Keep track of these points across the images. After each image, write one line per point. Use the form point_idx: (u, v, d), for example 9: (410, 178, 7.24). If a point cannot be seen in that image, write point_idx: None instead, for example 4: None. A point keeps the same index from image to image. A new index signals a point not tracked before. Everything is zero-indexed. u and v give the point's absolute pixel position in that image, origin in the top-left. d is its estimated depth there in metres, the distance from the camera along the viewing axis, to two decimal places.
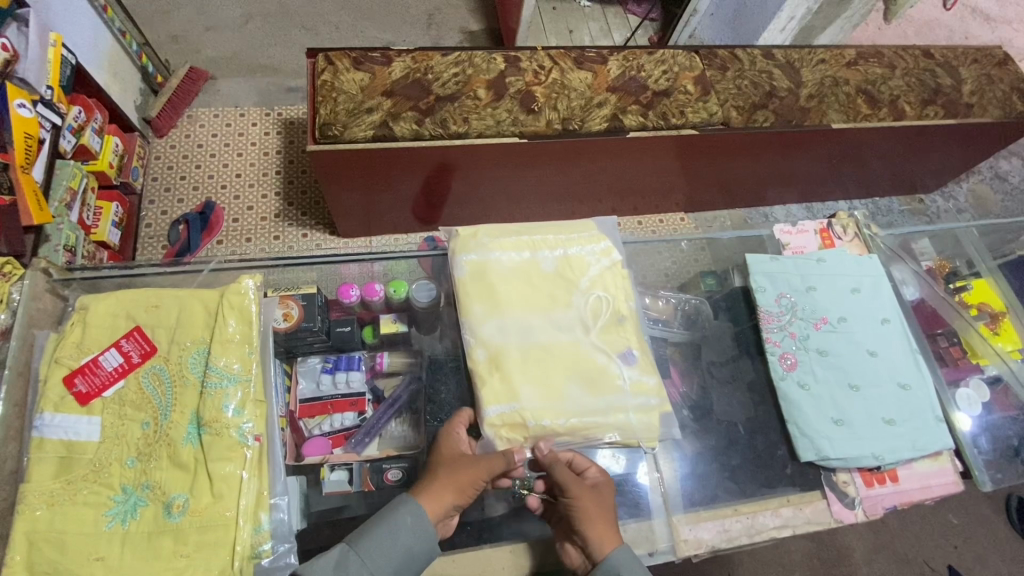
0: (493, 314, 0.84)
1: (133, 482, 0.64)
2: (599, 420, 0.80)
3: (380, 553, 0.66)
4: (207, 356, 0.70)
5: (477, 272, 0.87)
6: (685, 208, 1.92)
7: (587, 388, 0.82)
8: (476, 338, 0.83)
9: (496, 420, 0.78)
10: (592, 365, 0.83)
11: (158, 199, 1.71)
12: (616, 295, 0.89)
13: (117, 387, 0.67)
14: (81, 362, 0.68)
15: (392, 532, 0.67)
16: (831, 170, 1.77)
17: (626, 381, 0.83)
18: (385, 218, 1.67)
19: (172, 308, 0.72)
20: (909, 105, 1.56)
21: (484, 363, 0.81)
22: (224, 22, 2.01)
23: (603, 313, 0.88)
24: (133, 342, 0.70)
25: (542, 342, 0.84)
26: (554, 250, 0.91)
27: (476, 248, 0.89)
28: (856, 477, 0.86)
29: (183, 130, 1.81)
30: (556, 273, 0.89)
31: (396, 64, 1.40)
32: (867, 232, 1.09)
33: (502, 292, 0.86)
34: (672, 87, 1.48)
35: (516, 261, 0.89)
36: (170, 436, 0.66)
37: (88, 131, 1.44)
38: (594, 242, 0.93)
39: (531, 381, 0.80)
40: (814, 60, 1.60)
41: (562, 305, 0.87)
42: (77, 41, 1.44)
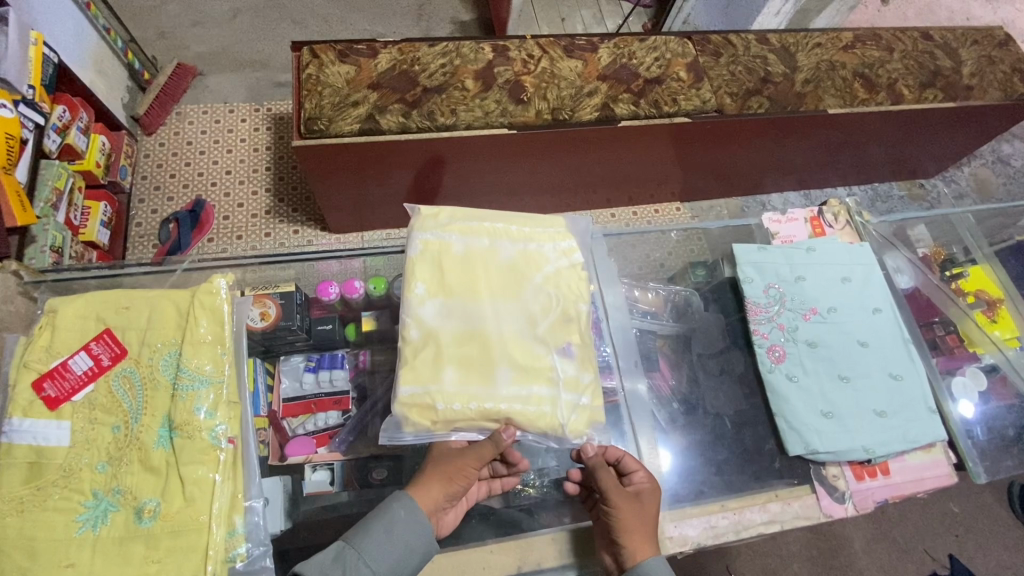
0: (437, 295, 0.79)
1: (104, 487, 0.63)
2: (522, 411, 0.74)
3: (379, 548, 0.67)
4: (178, 358, 0.68)
5: (431, 250, 0.82)
6: (680, 198, 1.90)
7: (515, 378, 0.76)
8: (410, 317, 0.77)
9: (408, 400, 0.73)
10: (526, 356, 0.78)
11: (147, 198, 1.69)
12: (569, 295, 0.84)
13: (87, 391, 0.67)
14: (50, 366, 0.67)
15: (387, 527, 0.68)
16: (829, 156, 1.73)
17: (559, 375, 0.78)
18: (377, 214, 1.65)
19: (142, 310, 0.71)
20: (908, 88, 1.53)
21: (413, 342, 0.76)
22: (211, 17, 1.98)
23: (552, 310, 0.82)
24: (103, 345, 0.69)
25: (478, 328, 0.78)
26: (515, 242, 0.86)
27: (433, 228, 0.84)
28: (846, 471, 0.85)
29: (172, 127, 1.79)
30: (512, 265, 0.84)
31: (382, 56, 1.38)
32: (858, 220, 1.07)
33: (449, 276, 0.80)
34: (665, 74, 1.46)
35: (471, 246, 0.84)
36: (141, 440, 0.65)
37: (73, 130, 1.42)
38: (560, 240, 0.88)
39: (455, 364, 0.75)
40: (810, 44, 1.56)
41: (510, 296, 0.81)
42: (60, 40, 1.42)
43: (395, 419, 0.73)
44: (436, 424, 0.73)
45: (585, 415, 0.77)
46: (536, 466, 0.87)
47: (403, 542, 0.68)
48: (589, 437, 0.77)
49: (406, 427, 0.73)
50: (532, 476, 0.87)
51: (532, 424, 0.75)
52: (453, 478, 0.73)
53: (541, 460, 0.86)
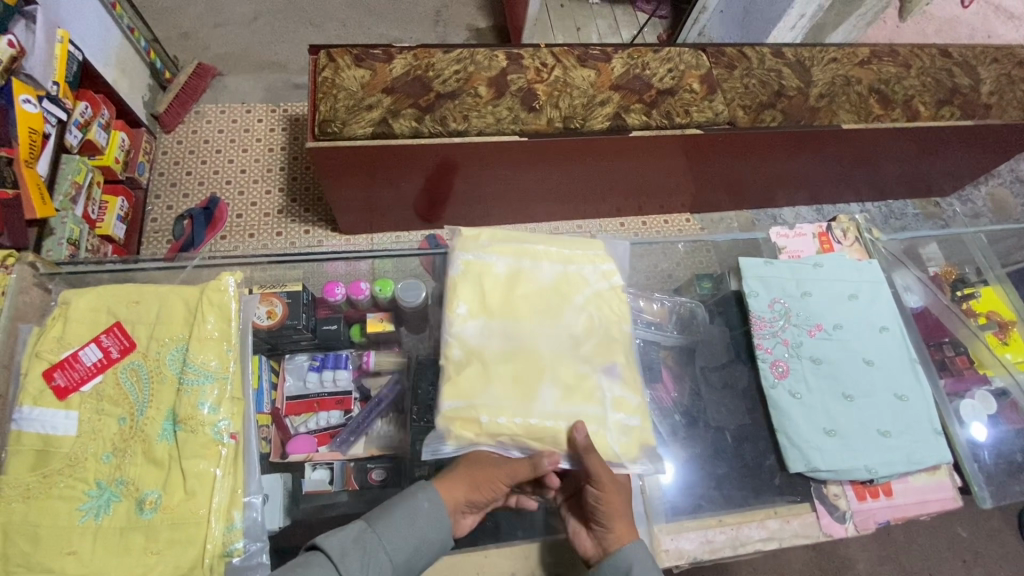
0: (479, 313, 0.79)
1: (108, 477, 0.64)
2: (569, 429, 0.74)
3: (399, 535, 0.67)
4: (185, 353, 0.70)
5: (472, 270, 0.83)
6: (690, 209, 1.89)
7: (561, 397, 0.75)
8: (454, 334, 0.78)
9: (452, 415, 0.72)
10: (571, 375, 0.77)
11: (163, 194, 1.73)
12: (611, 318, 0.84)
13: (96, 381, 0.68)
14: (60, 356, 0.68)
15: (409, 516, 0.68)
16: (842, 171, 1.72)
17: (605, 395, 0.77)
18: (387, 216, 1.67)
19: (152, 304, 0.72)
20: (924, 105, 1.52)
21: (457, 359, 0.76)
22: (232, 19, 2.02)
23: (595, 331, 0.82)
24: (112, 337, 0.70)
25: (522, 347, 0.78)
26: (556, 264, 0.86)
27: (474, 249, 0.84)
28: (847, 490, 0.84)
29: (190, 126, 1.83)
30: (553, 285, 0.84)
31: (397, 61, 1.40)
32: (867, 237, 1.06)
33: (491, 296, 0.81)
34: (678, 86, 1.46)
35: (512, 267, 0.84)
36: (145, 432, 0.66)
37: (94, 126, 1.46)
38: (599, 263, 0.88)
39: (500, 381, 0.75)
40: (825, 59, 1.56)
41: (553, 317, 0.81)
42: (85, 38, 1.46)
43: (436, 434, 0.72)
44: (479, 440, 0.72)
45: (635, 437, 0.75)
46: None
47: (422, 532, 0.68)
48: (639, 458, 0.75)
49: (448, 442, 0.72)
50: None
51: (580, 443, 0.73)
52: (481, 486, 0.72)
53: None
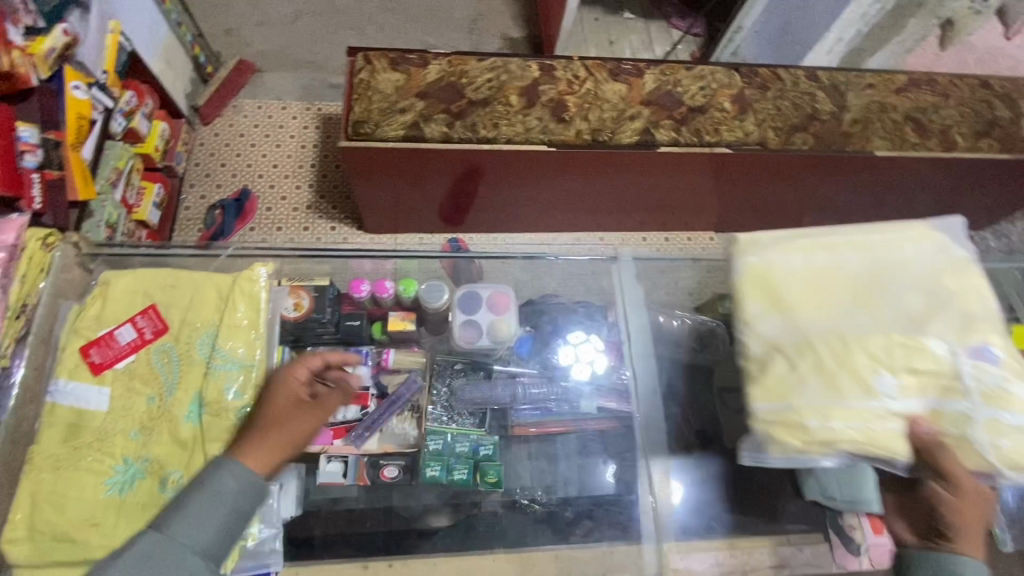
0: (777, 312, 0.72)
1: (134, 454, 0.68)
2: (950, 430, 0.66)
3: (194, 518, 0.63)
4: (214, 339, 0.75)
5: (751, 263, 0.75)
6: (715, 228, 1.88)
7: (908, 395, 0.67)
8: (752, 334, 0.71)
9: (771, 420, 0.67)
10: (930, 368, 0.68)
11: (197, 184, 1.78)
12: (973, 299, 0.72)
13: (129, 360, 0.72)
14: (98, 333, 0.73)
15: (214, 497, 0.64)
16: (872, 199, 1.70)
17: (972, 386, 0.67)
18: (412, 218, 1.69)
19: (185, 289, 0.77)
20: (961, 136, 1.49)
21: (757, 360, 0.70)
22: (274, 18, 2.08)
23: (943, 317, 0.71)
24: (147, 319, 0.74)
25: (889, 347, 0.69)
26: (863, 250, 0.77)
27: (756, 247, 0.76)
28: (863, 522, 0.81)
29: (227, 119, 1.88)
30: (867, 273, 0.75)
31: (432, 66, 1.43)
32: None
33: (804, 289, 0.73)
34: (709, 104, 1.46)
35: (818, 262, 0.76)
36: (173, 413, 0.71)
37: (138, 115, 1.51)
38: (924, 240, 0.77)
39: (810, 379, 0.67)
40: (861, 84, 1.54)
41: (897, 304, 0.72)
42: (135, 31, 1.52)
43: (758, 439, 0.69)
44: (807, 446, 0.66)
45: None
46: (544, 482, 0.90)
47: (222, 522, 0.64)
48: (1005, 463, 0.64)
49: (772, 447, 0.67)
50: (540, 491, 0.90)
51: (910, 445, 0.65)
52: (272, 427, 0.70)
53: (550, 478, 0.91)
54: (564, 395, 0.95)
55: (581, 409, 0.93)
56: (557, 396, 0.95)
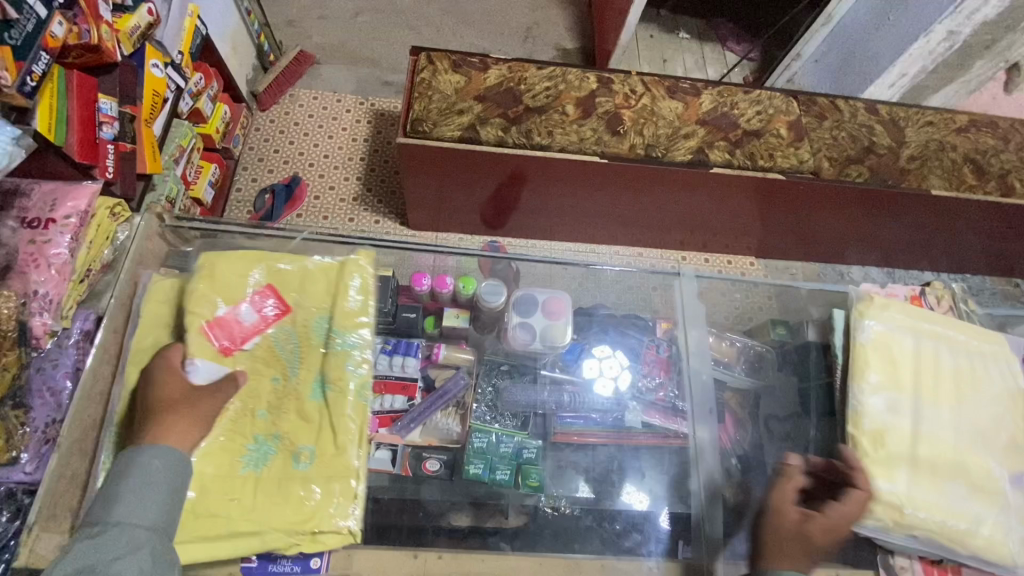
0: (885, 387, 0.84)
1: (265, 432, 0.71)
2: (994, 535, 0.78)
3: (131, 503, 0.60)
4: (331, 321, 0.78)
5: (879, 339, 0.87)
6: (756, 253, 1.86)
7: (969, 493, 0.80)
8: (862, 406, 0.83)
9: (874, 493, 0.78)
10: (982, 475, 0.81)
11: (250, 167, 1.83)
12: (1019, 421, 0.86)
13: (253, 340, 0.76)
14: (216, 315, 0.75)
15: (141, 479, 0.62)
16: (923, 238, 1.67)
17: (1010, 502, 0.80)
18: (455, 217, 1.71)
19: (297, 270, 0.81)
20: (1021, 181, 1.46)
21: (866, 432, 0.81)
22: (336, 14, 2.14)
23: (1003, 433, 0.84)
24: (267, 300, 0.78)
25: (951, 445, 0.82)
26: (960, 353, 0.89)
27: (884, 319, 0.89)
28: (915, 563, 0.79)
29: (284, 107, 1.93)
30: (956, 373, 0.87)
31: (492, 71, 1.45)
32: (961, 307, 1.03)
33: (901, 371, 0.86)
34: (765, 129, 1.45)
35: (921, 347, 0.88)
36: (299, 392, 0.74)
37: (204, 96, 1.56)
38: (1004, 360, 0.90)
39: (904, 467, 0.80)
40: (922, 121, 1.52)
41: (964, 407, 0.85)
42: (210, 16, 1.57)
43: (856, 506, 0.78)
44: (896, 523, 0.77)
45: None
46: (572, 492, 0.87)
47: (157, 495, 0.62)
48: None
49: (869, 518, 0.77)
50: (565, 501, 0.85)
51: (969, 539, 0.77)
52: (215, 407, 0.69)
53: (574, 484, 0.88)
54: (603, 408, 0.95)
55: (626, 424, 0.93)
56: (597, 409, 0.95)
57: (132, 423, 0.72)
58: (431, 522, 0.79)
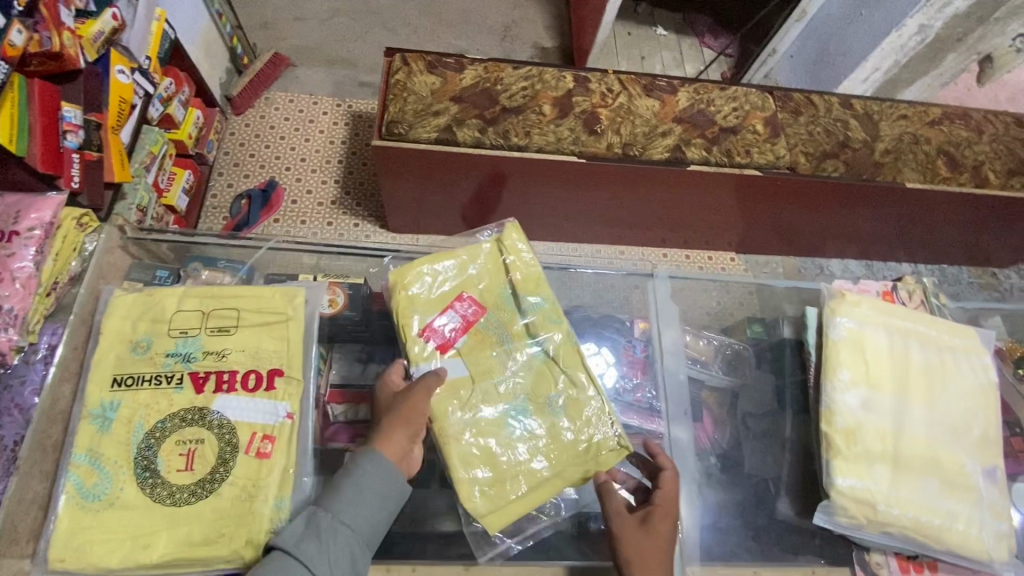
0: (858, 384, 0.85)
1: (500, 422, 0.83)
2: (966, 530, 0.79)
3: (350, 504, 0.67)
4: (526, 323, 0.90)
5: (851, 336, 0.88)
6: (737, 249, 1.87)
7: (940, 489, 0.81)
8: (837, 404, 0.83)
9: (848, 491, 0.78)
10: (954, 469, 0.82)
11: (226, 172, 1.80)
12: (990, 415, 0.87)
13: (463, 337, 0.87)
14: (430, 319, 0.87)
15: (359, 485, 0.68)
16: (900, 230, 1.68)
17: (981, 496, 0.81)
18: (435, 220, 1.70)
19: (497, 289, 0.92)
20: (994, 173, 1.48)
21: (840, 430, 0.81)
22: (311, 14, 2.11)
23: (974, 427, 0.85)
24: (465, 304, 0.90)
25: (923, 441, 0.83)
26: (931, 348, 0.90)
27: (856, 316, 0.89)
28: (891, 560, 0.80)
29: (259, 111, 1.90)
30: (927, 369, 0.88)
31: (468, 72, 1.44)
32: (933, 301, 1.04)
33: (873, 367, 0.86)
34: (741, 125, 1.46)
35: (892, 343, 0.89)
36: (518, 388, 0.86)
37: (175, 102, 1.53)
38: (974, 354, 0.91)
39: (876, 464, 0.80)
40: (896, 115, 1.54)
41: (935, 402, 0.86)
42: (178, 19, 1.54)
43: (831, 505, 0.78)
44: (870, 521, 0.77)
45: (1008, 541, 0.80)
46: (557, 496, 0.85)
47: (376, 496, 0.68)
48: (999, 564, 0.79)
49: (843, 516, 0.77)
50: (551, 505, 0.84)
51: (943, 535, 0.78)
52: (409, 420, 0.75)
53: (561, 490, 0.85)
54: None
55: None
56: None
57: (93, 443, 0.71)
58: (415, 530, 0.80)
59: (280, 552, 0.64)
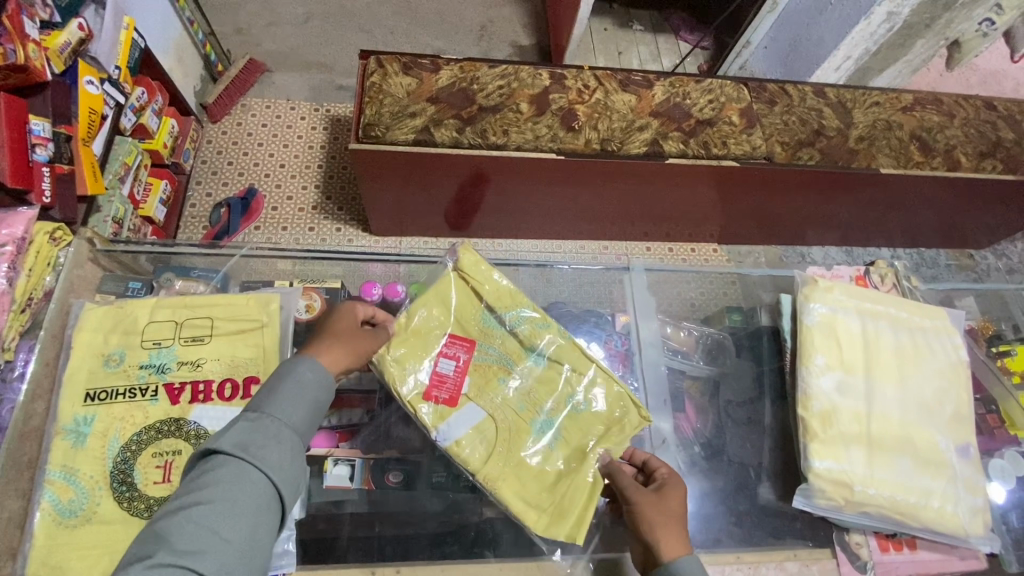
0: (832, 368, 0.86)
1: (537, 434, 0.84)
2: (941, 506, 0.80)
3: (287, 403, 0.65)
4: (519, 339, 0.90)
5: (824, 321, 0.89)
6: (719, 240, 1.88)
7: (915, 467, 0.82)
8: (812, 389, 0.84)
9: (825, 474, 0.79)
10: (928, 448, 0.84)
11: (204, 181, 1.78)
12: (961, 392, 0.88)
13: (467, 381, 0.85)
14: (426, 377, 0.84)
15: (296, 386, 0.67)
16: (877, 216, 1.71)
17: (955, 473, 0.83)
18: (418, 221, 1.69)
19: (478, 314, 0.90)
20: (966, 156, 1.51)
21: (816, 415, 0.83)
22: (285, 19, 2.09)
23: (946, 405, 0.87)
24: (454, 348, 0.87)
25: (897, 422, 0.84)
26: (902, 331, 0.91)
27: (829, 302, 0.91)
28: (870, 540, 0.81)
29: (236, 118, 1.88)
30: (899, 351, 0.90)
31: (444, 72, 1.43)
32: (906, 284, 1.05)
33: (846, 351, 0.88)
34: (717, 117, 1.47)
35: (864, 327, 0.90)
36: (535, 400, 0.87)
37: (148, 111, 1.51)
38: (945, 335, 0.93)
39: (852, 445, 0.82)
40: (868, 102, 1.56)
41: (908, 383, 0.87)
42: (148, 27, 1.52)
43: (809, 488, 0.79)
44: (848, 503, 0.79)
45: (982, 516, 0.81)
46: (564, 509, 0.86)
47: (313, 397, 0.68)
48: (975, 539, 0.80)
49: (821, 499, 0.79)
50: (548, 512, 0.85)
51: (918, 513, 0.79)
52: (357, 353, 0.77)
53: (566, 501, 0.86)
54: None
55: None
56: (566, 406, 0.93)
57: (67, 460, 0.71)
58: (400, 533, 0.83)
59: (224, 455, 0.60)
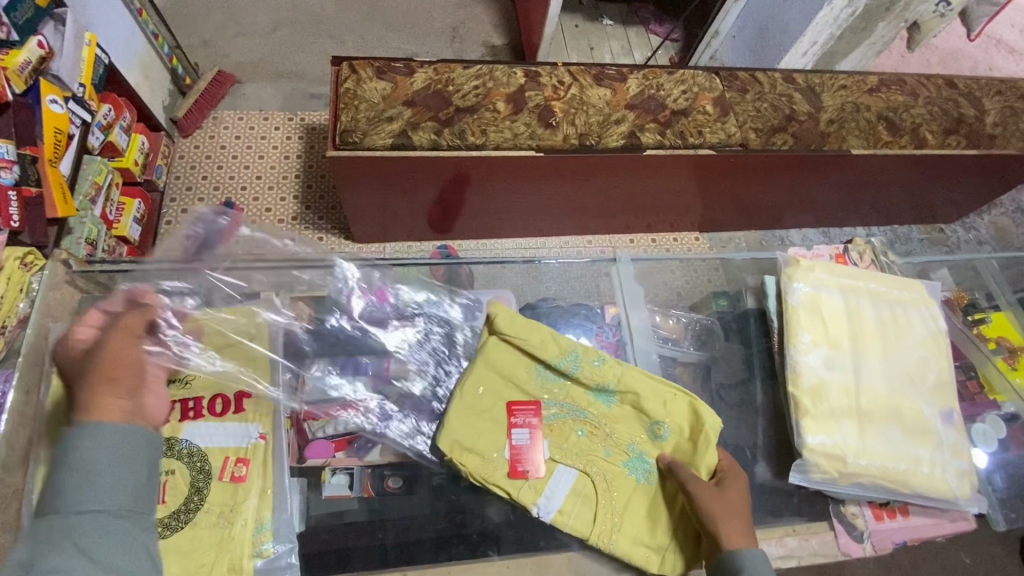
0: (819, 345, 0.88)
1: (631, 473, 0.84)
2: (930, 473, 0.83)
3: (76, 492, 0.60)
4: (575, 384, 0.89)
5: (808, 300, 0.91)
6: (700, 228, 1.91)
7: (903, 437, 0.85)
8: (801, 366, 0.86)
9: (819, 449, 0.81)
10: (915, 416, 0.86)
11: (178, 198, 1.75)
12: (943, 361, 0.91)
13: (546, 444, 0.85)
14: (507, 453, 0.84)
15: (80, 471, 0.60)
16: (849, 196, 1.75)
17: (942, 440, 0.86)
18: (401, 225, 1.68)
19: (529, 372, 0.90)
20: (932, 134, 1.55)
21: (807, 392, 0.84)
22: (252, 29, 2.06)
23: (930, 375, 0.90)
24: (521, 415, 0.87)
25: (884, 393, 0.87)
26: (883, 304, 0.94)
27: (812, 281, 0.93)
28: (864, 509, 0.84)
29: (207, 131, 1.85)
30: (881, 324, 0.92)
31: (419, 74, 1.42)
32: (883, 260, 1.08)
33: (831, 327, 0.90)
34: (691, 107, 1.49)
35: (847, 303, 0.93)
36: (619, 439, 0.86)
37: (116, 128, 1.47)
38: (923, 307, 0.95)
39: (843, 419, 0.84)
40: (836, 85, 1.59)
41: (892, 355, 0.90)
42: (110, 43, 1.48)
43: (804, 464, 0.81)
44: (841, 475, 0.81)
45: (970, 479, 0.84)
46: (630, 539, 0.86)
47: (106, 464, 0.61)
48: (964, 501, 0.83)
49: (816, 473, 0.80)
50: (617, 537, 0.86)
51: (909, 480, 0.82)
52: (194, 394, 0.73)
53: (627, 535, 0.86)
54: None
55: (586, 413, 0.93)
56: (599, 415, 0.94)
57: None
58: (405, 540, 0.82)
59: None
